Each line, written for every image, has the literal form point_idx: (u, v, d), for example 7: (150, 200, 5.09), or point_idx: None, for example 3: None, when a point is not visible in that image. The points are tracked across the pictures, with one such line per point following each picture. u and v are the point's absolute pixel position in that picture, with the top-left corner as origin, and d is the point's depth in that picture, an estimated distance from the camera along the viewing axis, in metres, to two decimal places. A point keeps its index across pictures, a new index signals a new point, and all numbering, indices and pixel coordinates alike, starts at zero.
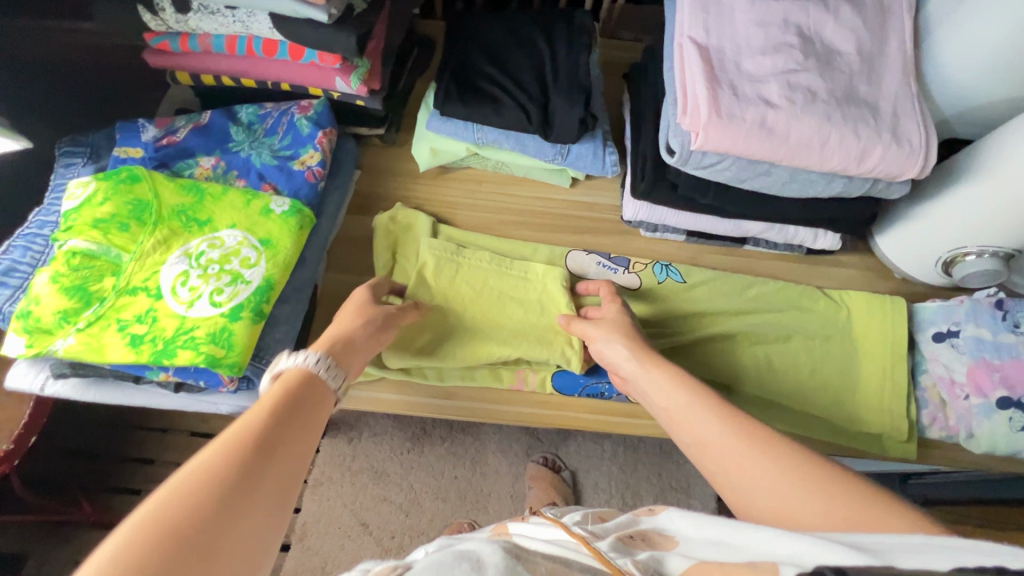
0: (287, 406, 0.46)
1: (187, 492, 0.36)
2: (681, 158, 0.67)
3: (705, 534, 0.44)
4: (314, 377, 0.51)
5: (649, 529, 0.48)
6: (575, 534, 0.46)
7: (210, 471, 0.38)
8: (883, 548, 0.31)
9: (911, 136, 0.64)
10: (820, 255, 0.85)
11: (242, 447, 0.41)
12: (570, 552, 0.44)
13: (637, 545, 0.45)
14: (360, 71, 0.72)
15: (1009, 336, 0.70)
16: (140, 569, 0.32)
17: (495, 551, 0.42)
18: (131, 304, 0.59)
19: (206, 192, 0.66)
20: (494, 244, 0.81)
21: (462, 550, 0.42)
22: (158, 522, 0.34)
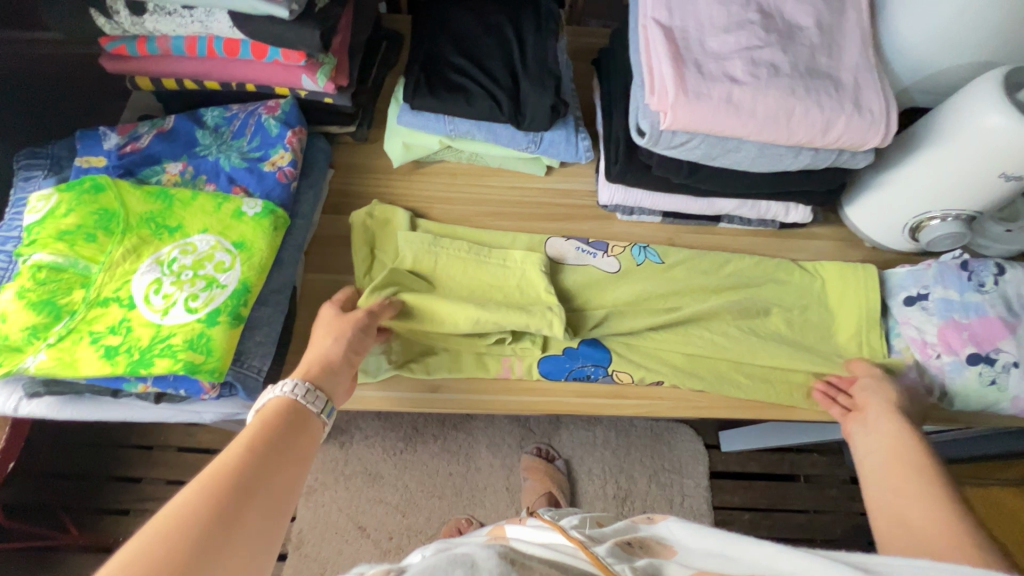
0: (272, 442, 0.47)
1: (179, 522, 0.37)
2: (652, 139, 0.67)
3: (702, 543, 0.47)
4: (295, 404, 0.52)
5: (648, 537, 0.50)
6: (572, 539, 0.48)
7: (198, 502, 0.39)
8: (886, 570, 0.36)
9: (873, 106, 0.65)
10: (793, 228, 0.87)
11: (226, 482, 0.41)
12: (567, 558, 0.46)
13: (636, 551, 0.48)
14: (326, 67, 0.71)
15: (975, 295, 0.73)
16: None
17: (491, 556, 0.44)
18: (104, 315, 0.57)
19: (175, 197, 0.65)
20: (471, 234, 0.81)
21: (456, 556, 0.44)
22: (149, 552, 0.35)
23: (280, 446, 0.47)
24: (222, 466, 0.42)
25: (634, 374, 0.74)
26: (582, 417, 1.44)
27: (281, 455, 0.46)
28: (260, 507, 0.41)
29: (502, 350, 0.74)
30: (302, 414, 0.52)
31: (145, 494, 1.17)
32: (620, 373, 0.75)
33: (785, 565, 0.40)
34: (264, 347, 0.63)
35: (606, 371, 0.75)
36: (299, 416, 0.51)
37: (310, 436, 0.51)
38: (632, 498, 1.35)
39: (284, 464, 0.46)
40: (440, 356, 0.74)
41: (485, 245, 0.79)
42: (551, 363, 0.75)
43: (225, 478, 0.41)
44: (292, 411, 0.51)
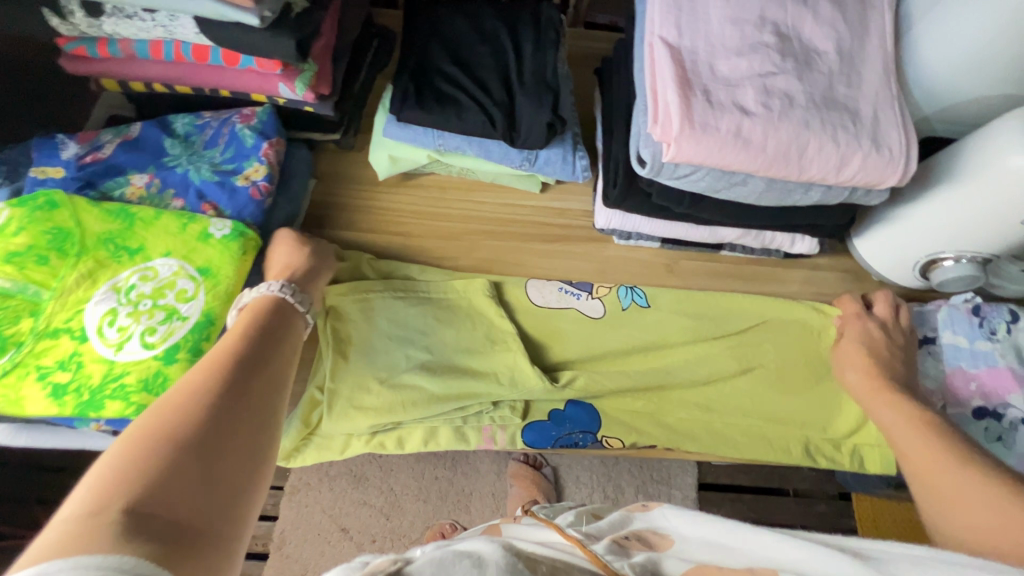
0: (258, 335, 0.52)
1: (175, 408, 0.42)
2: (652, 170, 0.62)
3: (699, 533, 0.47)
4: (281, 302, 0.56)
5: (643, 529, 0.49)
6: (569, 538, 0.46)
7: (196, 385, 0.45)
8: (882, 556, 0.39)
9: (893, 143, 0.61)
10: (798, 258, 0.83)
11: (221, 365, 0.47)
12: (566, 556, 0.44)
13: (633, 546, 0.46)
14: (306, 75, 0.66)
15: (985, 344, 0.70)
16: (147, 467, 0.38)
17: (496, 548, 0.41)
18: (53, 348, 0.53)
19: (136, 216, 0.60)
20: (451, 300, 0.75)
21: (461, 549, 0.41)
22: (154, 432, 0.40)
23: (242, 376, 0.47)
24: (174, 412, 0.42)
25: (625, 440, 0.72)
26: None
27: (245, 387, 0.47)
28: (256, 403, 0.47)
29: (481, 421, 0.72)
30: (274, 312, 0.55)
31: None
32: (610, 439, 0.73)
33: (784, 555, 0.41)
34: None
35: (595, 438, 0.73)
36: (270, 328, 0.53)
37: (285, 350, 0.53)
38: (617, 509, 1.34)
39: (252, 399, 0.46)
40: (414, 431, 0.73)
41: (461, 295, 0.76)
42: (535, 431, 0.73)
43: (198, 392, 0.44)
44: (269, 312, 0.55)
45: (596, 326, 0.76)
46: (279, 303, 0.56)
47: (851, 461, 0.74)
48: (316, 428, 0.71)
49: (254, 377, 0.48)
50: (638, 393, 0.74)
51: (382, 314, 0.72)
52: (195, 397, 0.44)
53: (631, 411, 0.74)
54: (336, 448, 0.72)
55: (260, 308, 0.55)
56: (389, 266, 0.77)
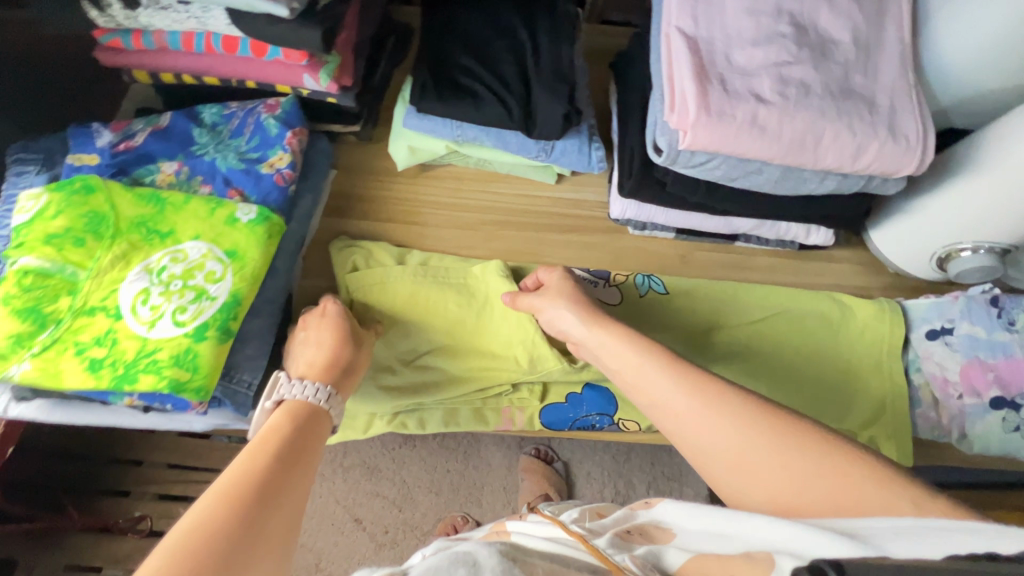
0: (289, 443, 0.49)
1: (232, 495, 0.41)
2: (669, 158, 0.63)
3: (698, 525, 0.45)
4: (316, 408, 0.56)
5: (646, 523, 0.49)
6: (573, 532, 0.47)
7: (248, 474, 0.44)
8: (873, 533, 0.35)
9: (909, 132, 0.61)
10: (812, 250, 0.83)
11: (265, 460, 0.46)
12: (569, 552, 0.45)
13: (635, 539, 0.47)
14: (330, 66, 0.68)
15: (1003, 334, 0.70)
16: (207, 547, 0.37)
17: (493, 553, 0.42)
18: (90, 325, 0.55)
19: (167, 201, 0.62)
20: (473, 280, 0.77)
21: (457, 553, 0.42)
22: (212, 521, 0.39)
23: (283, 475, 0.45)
24: (218, 499, 0.41)
25: (641, 423, 0.73)
26: None
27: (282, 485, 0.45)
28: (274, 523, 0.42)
29: (500, 402, 0.74)
30: (308, 417, 0.54)
31: (144, 478, 1.28)
32: (627, 422, 0.74)
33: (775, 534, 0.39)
34: (254, 361, 0.61)
35: (611, 420, 0.74)
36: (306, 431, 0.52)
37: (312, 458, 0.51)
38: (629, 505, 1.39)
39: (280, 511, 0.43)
40: (436, 412, 0.74)
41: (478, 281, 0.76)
42: (552, 415, 0.74)
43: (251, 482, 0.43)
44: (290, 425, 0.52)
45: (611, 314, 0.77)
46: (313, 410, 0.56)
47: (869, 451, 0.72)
48: None
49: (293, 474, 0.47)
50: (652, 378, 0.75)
51: (400, 299, 0.73)
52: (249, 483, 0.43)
53: None
54: (359, 427, 0.73)
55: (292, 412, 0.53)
56: (408, 251, 0.78)
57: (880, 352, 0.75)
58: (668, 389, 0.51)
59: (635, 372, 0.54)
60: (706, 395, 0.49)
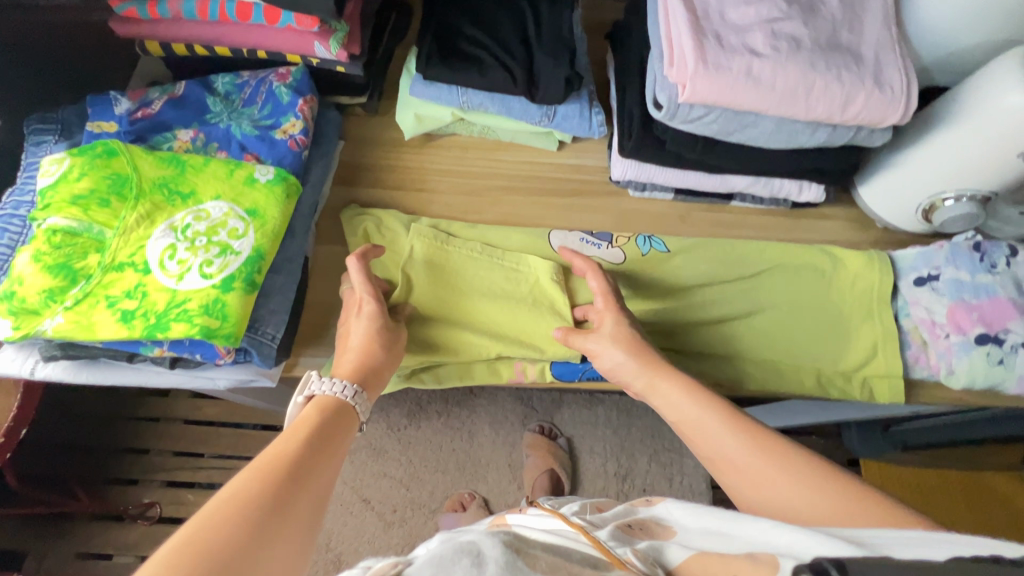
0: (320, 429, 0.52)
1: (264, 473, 0.44)
2: (668, 112, 0.66)
3: (700, 523, 0.48)
4: (347, 408, 0.56)
5: (647, 519, 0.51)
6: (574, 523, 0.47)
7: (281, 454, 0.47)
8: (877, 541, 0.37)
9: (894, 82, 0.65)
10: (804, 208, 0.87)
11: (297, 443, 0.49)
12: (569, 542, 0.45)
13: (636, 533, 0.49)
14: (338, 35, 0.70)
15: (986, 276, 0.74)
16: (237, 517, 0.40)
17: (497, 543, 0.42)
18: (119, 280, 0.57)
19: (187, 164, 0.64)
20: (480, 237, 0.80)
21: (462, 544, 0.42)
22: (244, 497, 0.41)
23: (312, 459, 0.48)
24: (254, 477, 0.43)
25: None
26: (584, 397, 1.51)
27: (312, 468, 0.47)
28: (300, 508, 0.44)
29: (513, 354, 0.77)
30: (337, 412, 0.55)
31: (151, 467, 1.40)
32: None
33: (780, 539, 0.41)
34: (277, 315, 0.63)
35: None
36: (335, 424, 0.54)
37: (341, 448, 0.53)
38: (631, 476, 1.43)
39: (305, 495, 0.45)
40: (450, 366, 0.77)
41: (494, 246, 0.80)
42: (563, 367, 0.77)
43: (281, 463, 0.46)
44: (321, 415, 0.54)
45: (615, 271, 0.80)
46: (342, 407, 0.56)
47: (860, 391, 0.77)
48: None
49: (322, 460, 0.49)
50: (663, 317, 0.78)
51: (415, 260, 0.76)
52: (277, 464, 0.45)
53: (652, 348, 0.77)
54: None
55: (325, 404, 0.55)
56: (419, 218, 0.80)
57: (871, 300, 0.78)
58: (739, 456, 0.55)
59: (703, 431, 0.58)
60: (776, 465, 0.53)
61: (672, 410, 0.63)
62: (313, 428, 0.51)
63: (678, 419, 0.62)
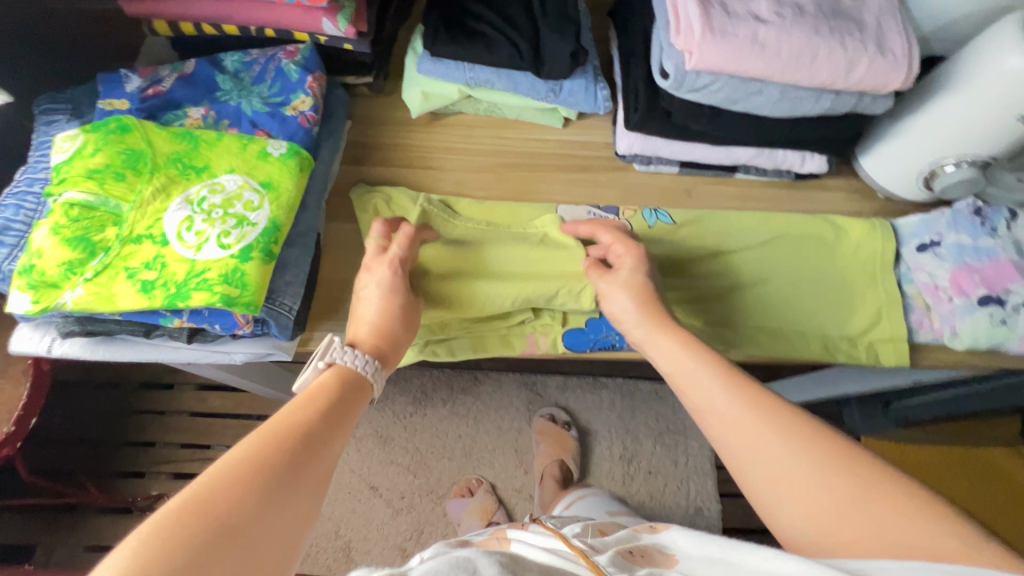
0: (332, 402, 0.52)
1: (274, 442, 0.44)
2: (675, 81, 0.67)
3: (703, 550, 0.46)
4: (359, 380, 0.56)
5: (649, 545, 0.49)
6: (574, 547, 0.48)
7: (294, 423, 0.47)
8: None
9: (896, 48, 0.66)
10: (807, 179, 0.88)
11: (309, 414, 0.49)
12: (566, 564, 0.46)
13: (637, 559, 0.47)
14: (347, 11, 0.71)
15: (987, 240, 0.75)
16: (244, 484, 0.40)
17: (492, 563, 0.43)
18: (138, 252, 0.58)
19: (200, 139, 0.65)
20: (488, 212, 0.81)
21: (457, 559, 0.43)
22: (252, 464, 0.42)
23: (323, 432, 0.48)
24: (263, 444, 0.44)
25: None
26: (588, 381, 1.52)
27: (321, 441, 0.47)
28: (307, 479, 0.44)
29: (525, 327, 0.78)
30: (354, 386, 0.56)
31: (158, 459, 1.40)
32: None
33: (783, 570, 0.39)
34: (293, 287, 0.64)
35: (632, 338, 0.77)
36: (344, 398, 0.53)
37: (350, 422, 0.53)
38: (637, 458, 1.45)
39: (313, 467, 0.45)
40: (463, 339, 0.78)
41: (501, 221, 0.80)
42: (575, 337, 0.78)
43: (291, 433, 0.46)
44: (330, 387, 0.53)
45: None
46: (357, 380, 0.56)
47: (867, 354, 0.78)
48: None
49: (332, 432, 0.49)
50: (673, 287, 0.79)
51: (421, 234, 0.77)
52: (287, 434, 0.46)
53: None
54: None
55: (336, 377, 0.55)
56: (426, 194, 0.81)
57: (874, 266, 0.80)
58: (728, 406, 0.53)
59: (694, 381, 0.56)
60: (763, 417, 0.51)
61: (665, 360, 0.61)
62: (325, 401, 0.51)
63: (670, 368, 0.60)
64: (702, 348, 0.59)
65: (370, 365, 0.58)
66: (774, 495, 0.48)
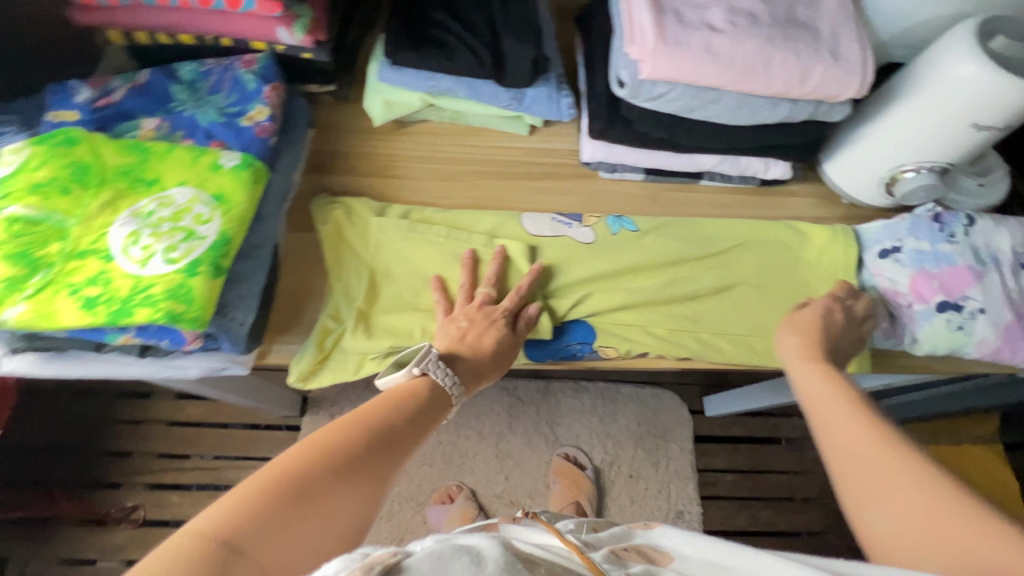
0: (412, 411, 0.54)
1: (358, 432, 0.48)
2: (632, 90, 0.68)
3: (701, 553, 0.41)
4: (438, 388, 0.60)
5: (642, 543, 0.44)
6: (568, 541, 0.40)
7: (377, 418, 0.50)
8: None
9: (851, 56, 0.66)
10: (772, 185, 0.88)
11: (389, 414, 0.52)
12: (561, 559, 0.38)
13: (632, 557, 0.41)
14: (303, 20, 0.70)
15: (945, 246, 0.76)
16: (328, 463, 0.44)
17: (497, 544, 0.34)
18: (82, 267, 0.57)
19: (150, 151, 0.64)
20: (453, 221, 0.81)
21: (460, 543, 0.34)
22: (334, 446, 0.45)
23: (402, 434, 0.51)
24: (349, 432, 0.47)
25: (619, 348, 0.77)
26: (570, 386, 1.51)
27: (399, 442, 0.50)
28: (378, 473, 0.46)
29: None
30: (437, 397, 0.59)
31: (135, 469, 1.38)
32: (606, 348, 0.78)
33: None
34: (246, 300, 0.63)
35: (592, 347, 0.78)
36: (422, 408, 0.56)
37: (427, 430, 0.55)
38: (617, 462, 1.44)
39: (388, 464, 0.47)
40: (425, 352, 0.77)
41: (463, 229, 0.80)
42: (534, 346, 0.77)
43: (371, 429, 0.49)
44: (415, 397, 0.56)
45: (587, 251, 0.81)
46: (440, 395, 0.59)
47: None
48: (331, 354, 0.73)
49: (408, 435, 0.52)
50: (639, 290, 0.78)
51: (381, 245, 0.77)
52: (366, 427, 0.49)
53: (624, 326, 0.78)
54: (352, 369, 0.73)
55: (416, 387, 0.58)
56: (387, 205, 0.81)
57: (836, 272, 0.80)
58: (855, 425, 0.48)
59: (824, 402, 0.52)
60: (865, 424, 0.48)
61: (800, 384, 0.57)
62: (404, 408, 0.54)
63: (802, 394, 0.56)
64: (837, 376, 0.55)
65: (456, 386, 0.61)
66: (873, 497, 0.43)
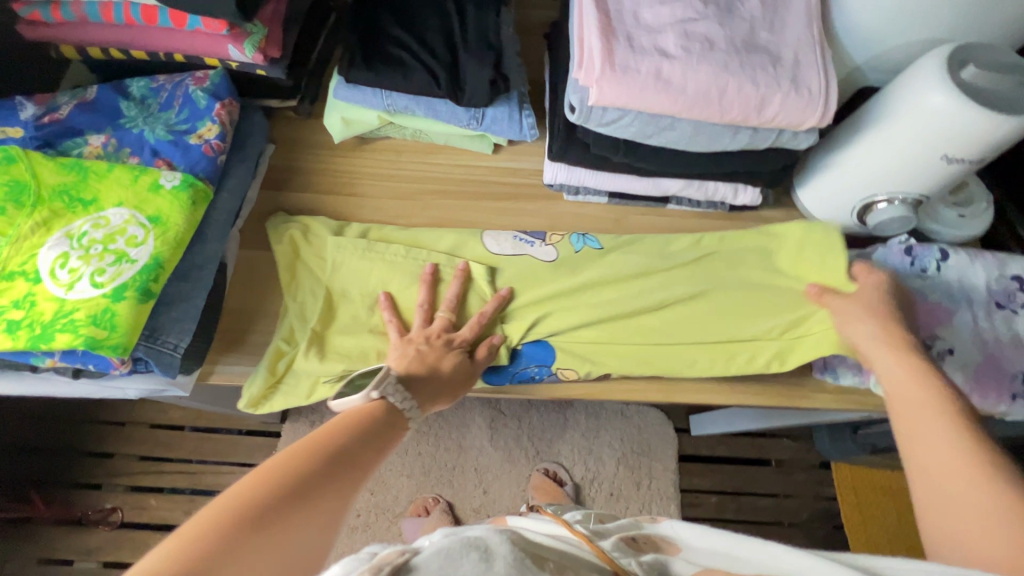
0: (372, 428, 0.50)
1: (320, 450, 0.43)
2: (582, 115, 0.65)
3: (710, 543, 0.41)
4: (394, 413, 0.53)
5: (652, 532, 0.44)
6: (577, 531, 0.40)
7: (338, 435, 0.46)
8: None
9: (812, 83, 0.63)
10: (743, 211, 0.85)
11: (350, 431, 0.47)
12: (572, 548, 0.38)
13: (644, 547, 0.41)
14: (253, 37, 0.69)
15: (916, 281, 0.73)
16: (290, 482, 0.40)
17: (506, 540, 0.34)
18: (9, 289, 0.57)
19: (89, 170, 0.63)
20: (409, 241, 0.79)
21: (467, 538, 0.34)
22: (291, 466, 0.41)
23: (363, 450, 0.46)
24: (310, 450, 0.43)
25: (579, 371, 0.75)
26: (552, 402, 1.49)
27: (360, 459, 0.46)
28: (337, 494, 0.42)
29: None
30: (392, 421, 0.52)
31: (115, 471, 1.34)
32: (565, 371, 0.75)
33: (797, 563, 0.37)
34: (181, 323, 0.63)
35: (550, 370, 0.75)
36: (383, 424, 0.51)
37: (387, 449, 0.50)
38: (597, 480, 1.41)
39: (348, 485, 0.43)
40: None
41: (422, 247, 0.78)
42: (492, 369, 0.75)
43: (335, 446, 0.44)
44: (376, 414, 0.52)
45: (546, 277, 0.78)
46: (397, 418, 0.53)
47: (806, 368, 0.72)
48: (284, 377, 0.72)
49: (369, 453, 0.47)
50: (599, 317, 0.75)
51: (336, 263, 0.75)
52: (328, 444, 0.44)
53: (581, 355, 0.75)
54: (303, 394, 0.71)
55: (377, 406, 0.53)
56: (346, 223, 0.79)
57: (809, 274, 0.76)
58: (931, 430, 0.47)
59: (905, 399, 0.52)
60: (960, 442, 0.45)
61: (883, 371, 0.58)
62: (366, 423, 0.49)
63: (885, 380, 0.57)
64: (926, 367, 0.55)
65: (413, 407, 0.56)
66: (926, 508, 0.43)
